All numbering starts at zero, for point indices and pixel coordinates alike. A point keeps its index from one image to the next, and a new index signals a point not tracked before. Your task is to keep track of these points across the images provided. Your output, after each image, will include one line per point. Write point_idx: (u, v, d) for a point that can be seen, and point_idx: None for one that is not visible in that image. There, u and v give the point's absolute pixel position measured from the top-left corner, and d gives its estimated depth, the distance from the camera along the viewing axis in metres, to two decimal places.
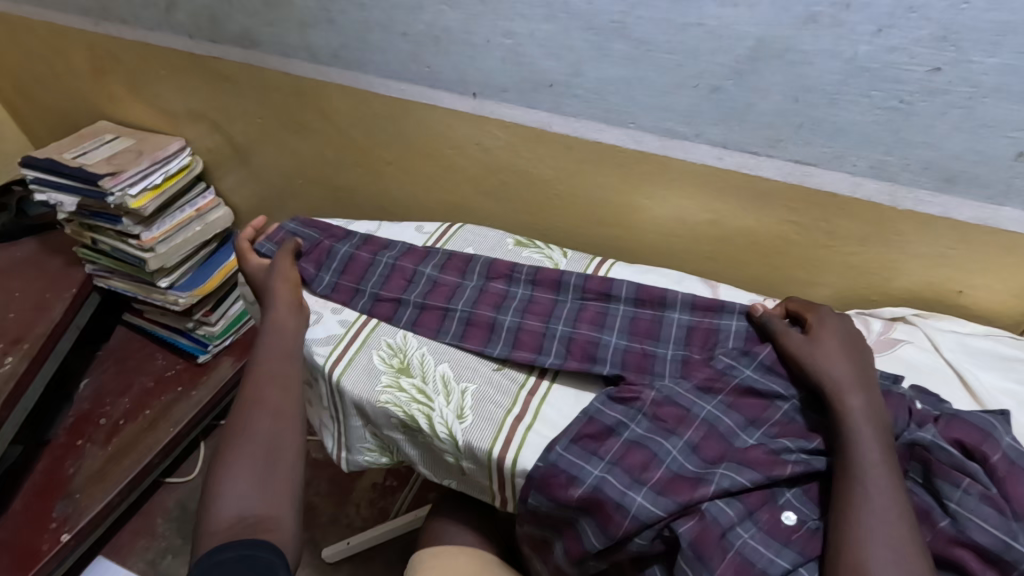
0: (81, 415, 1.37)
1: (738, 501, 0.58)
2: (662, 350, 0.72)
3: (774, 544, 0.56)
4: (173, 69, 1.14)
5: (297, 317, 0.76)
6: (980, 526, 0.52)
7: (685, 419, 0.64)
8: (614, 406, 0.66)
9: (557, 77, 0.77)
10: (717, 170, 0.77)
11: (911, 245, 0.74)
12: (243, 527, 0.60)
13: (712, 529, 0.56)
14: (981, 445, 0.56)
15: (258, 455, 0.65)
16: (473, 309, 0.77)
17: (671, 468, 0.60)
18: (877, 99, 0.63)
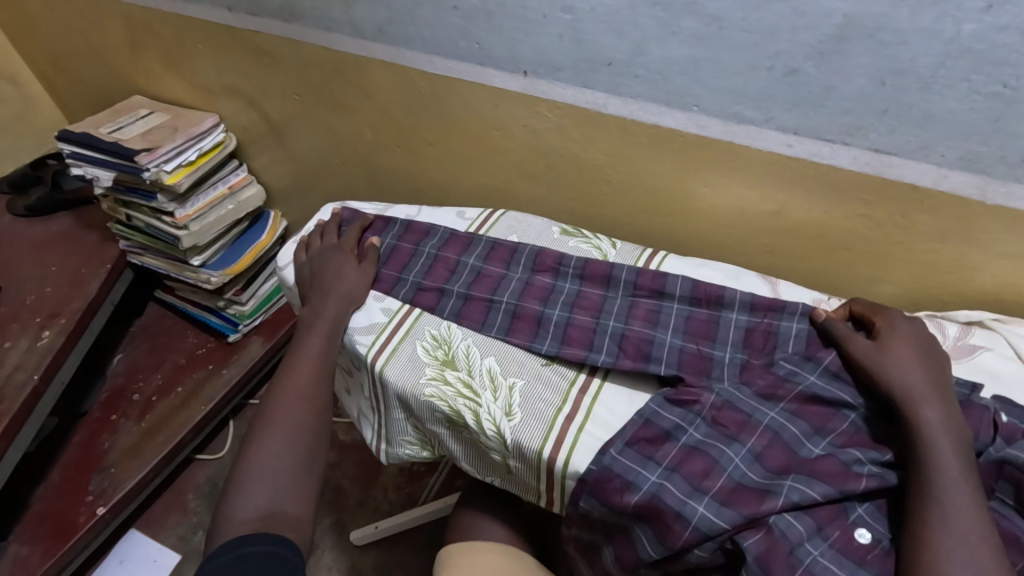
0: (116, 390, 1.38)
1: (808, 515, 0.53)
2: (719, 352, 0.66)
3: (848, 564, 0.51)
4: (211, 43, 1.11)
5: (341, 311, 0.74)
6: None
7: (747, 425, 0.59)
8: (671, 408, 0.62)
9: (616, 55, 0.73)
10: (785, 159, 0.72)
11: (997, 242, 0.68)
12: (268, 522, 0.60)
13: (781, 545, 0.51)
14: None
15: (288, 453, 0.65)
16: (518, 301, 0.73)
17: (732, 477, 0.55)
18: (976, 83, 0.58)
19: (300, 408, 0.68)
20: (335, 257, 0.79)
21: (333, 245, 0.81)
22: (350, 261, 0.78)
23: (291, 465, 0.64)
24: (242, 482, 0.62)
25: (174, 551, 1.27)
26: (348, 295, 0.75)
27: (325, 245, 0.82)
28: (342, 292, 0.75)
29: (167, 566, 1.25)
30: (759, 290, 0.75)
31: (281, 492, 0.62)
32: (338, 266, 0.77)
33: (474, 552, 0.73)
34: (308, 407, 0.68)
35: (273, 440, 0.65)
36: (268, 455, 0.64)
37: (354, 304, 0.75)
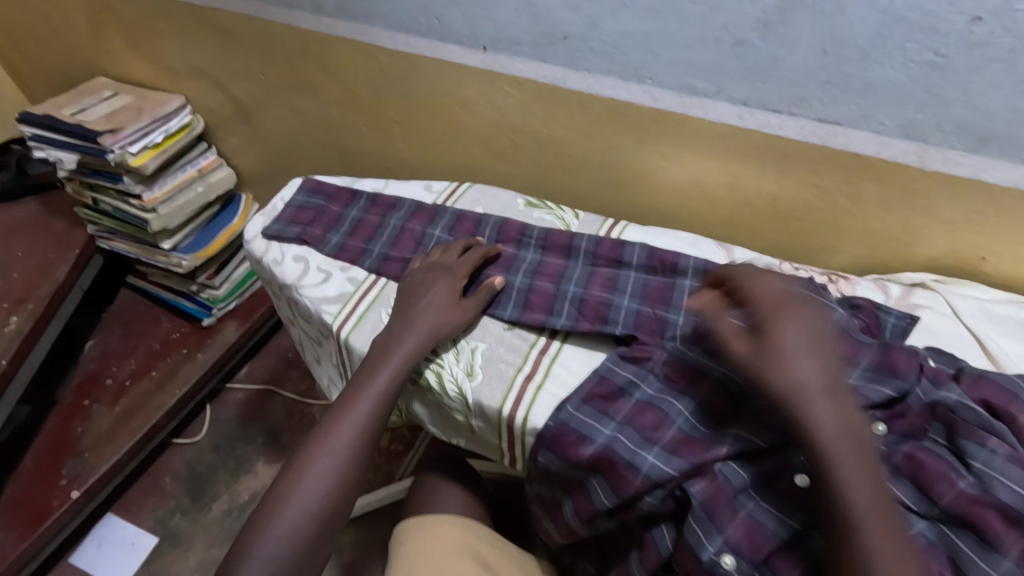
0: (88, 376, 1.37)
1: (750, 464, 0.55)
2: (674, 315, 0.68)
3: (786, 507, 0.53)
4: (172, 21, 1.10)
5: (418, 351, 0.67)
6: (1008, 486, 0.49)
7: (697, 379, 0.61)
8: (625, 366, 0.65)
9: (572, 29, 0.74)
10: (737, 130, 0.74)
11: (936, 209, 0.71)
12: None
13: (725, 490, 0.54)
14: (1009, 405, 0.53)
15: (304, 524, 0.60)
16: (482, 272, 0.75)
17: (682, 429, 0.58)
18: (911, 52, 0.60)
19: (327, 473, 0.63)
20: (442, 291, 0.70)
21: (432, 264, 0.74)
22: (451, 286, 0.71)
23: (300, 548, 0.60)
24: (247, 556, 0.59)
25: (152, 535, 1.27)
26: (432, 331, 0.68)
27: (426, 263, 0.74)
28: (427, 325, 0.68)
29: (145, 550, 1.25)
30: (715, 257, 0.77)
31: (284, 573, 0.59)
32: (433, 299, 0.70)
33: (429, 524, 0.76)
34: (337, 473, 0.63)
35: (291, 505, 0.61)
36: (280, 527, 0.60)
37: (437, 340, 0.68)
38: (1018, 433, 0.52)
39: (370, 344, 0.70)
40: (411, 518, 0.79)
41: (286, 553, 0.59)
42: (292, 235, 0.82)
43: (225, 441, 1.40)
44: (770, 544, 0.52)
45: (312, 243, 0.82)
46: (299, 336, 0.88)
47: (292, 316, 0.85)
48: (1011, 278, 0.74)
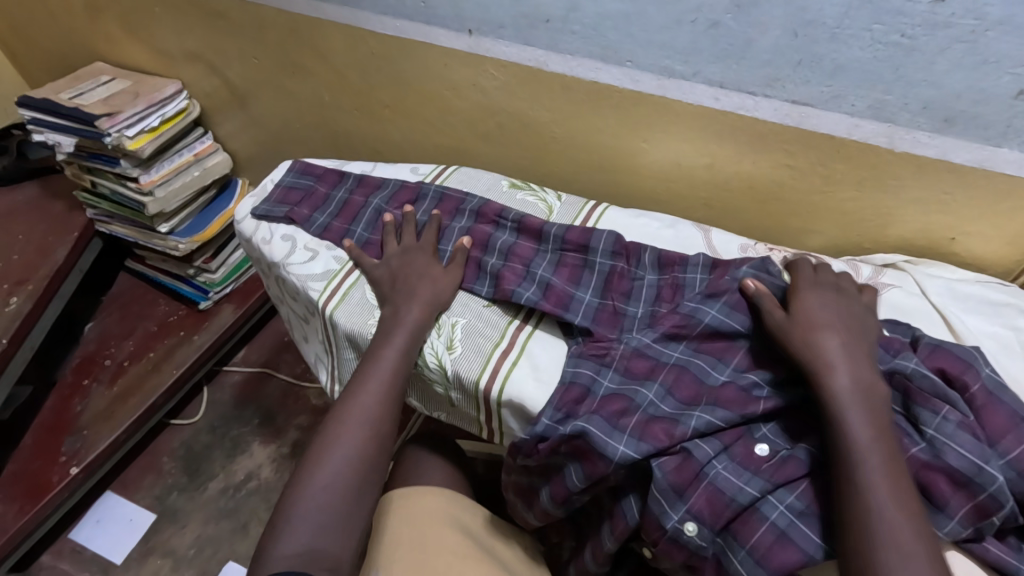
0: (87, 356, 1.40)
1: (714, 437, 0.58)
2: (633, 308, 0.70)
3: (744, 473, 0.55)
4: (168, 7, 1.12)
5: (423, 320, 0.70)
6: (957, 451, 0.50)
7: (654, 367, 0.64)
8: (586, 363, 0.66)
9: (553, 12, 0.76)
10: (714, 112, 0.76)
11: (906, 190, 0.73)
12: (306, 562, 0.58)
13: (691, 464, 0.56)
14: (963, 374, 0.55)
15: (344, 483, 0.63)
16: (446, 245, 0.79)
17: (647, 413, 0.60)
18: (877, 33, 0.61)
19: (358, 437, 0.65)
20: (423, 272, 0.74)
21: (405, 249, 0.76)
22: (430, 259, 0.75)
23: (338, 507, 0.62)
24: (288, 520, 0.61)
25: (149, 511, 1.30)
26: (433, 299, 0.71)
27: (400, 246, 0.77)
28: (429, 294, 0.72)
29: (143, 526, 1.28)
30: (692, 237, 0.79)
31: (322, 532, 0.60)
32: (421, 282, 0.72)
33: (415, 494, 0.78)
34: (368, 433, 0.66)
35: (330, 465, 0.63)
36: (319, 487, 0.62)
37: (437, 308, 0.72)
38: (970, 400, 0.54)
39: (353, 320, 0.73)
40: (398, 486, 0.82)
41: (326, 513, 0.61)
42: (280, 214, 0.84)
43: (222, 422, 1.43)
44: (730, 510, 0.54)
45: (298, 222, 0.84)
46: (287, 315, 0.91)
47: (281, 295, 0.87)
48: (983, 256, 0.76)
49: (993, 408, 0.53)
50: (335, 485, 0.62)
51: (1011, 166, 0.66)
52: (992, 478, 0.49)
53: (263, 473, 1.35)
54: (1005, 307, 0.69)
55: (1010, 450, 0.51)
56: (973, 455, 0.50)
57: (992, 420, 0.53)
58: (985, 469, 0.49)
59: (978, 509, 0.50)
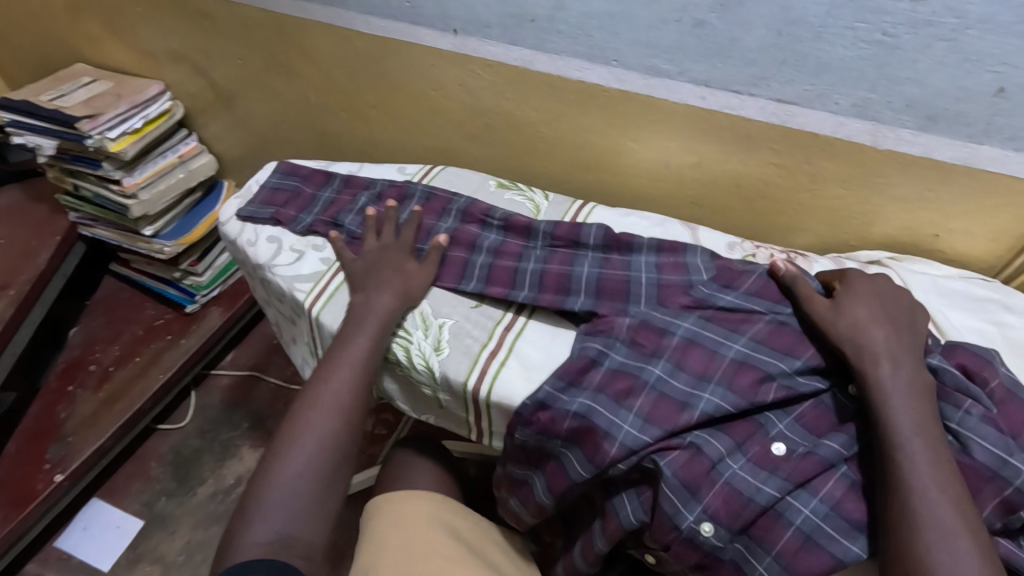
0: (72, 361, 1.38)
1: (726, 434, 0.58)
2: (637, 275, 0.71)
3: (761, 473, 0.55)
4: (149, 7, 1.10)
5: (395, 306, 0.70)
6: (982, 445, 0.51)
7: (663, 337, 0.64)
8: (594, 337, 0.66)
9: (538, 11, 0.75)
10: (701, 111, 0.76)
11: (891, 188, 0.73)
12: (277, 550, 0.58)
13: (701, 461, 0.55)
14: (982, 369, 0.55)
15: (315, 469, 0.62)
16: (424, 245, 0.79)
17: (656, 390, 0.60)
18: (861, 31, 0.61)
19: (329, 423, 0.65)
20: (404, 271, 0.73)
21: (383, 246, 0.76)
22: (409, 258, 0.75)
23: (312, 494, 0.61)
24: (258, 509, 0.60)
25: (137, 517, 1.29)
26: (405, 293, 0.72)
27: (382, 241, 0.77)
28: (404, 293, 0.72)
29: (130, 532, 1.27)
30: (680, 235, 0.79)
31: (295, 520, 0.60)
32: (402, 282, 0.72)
33: (404, 497, 0.78)
34: (339, 420, 0.65)
35: (301, 452, 0.63)
36: (295, 475, 0.61)
37: (409, 302, 0.72)
38: (991, 395, 0.54)
39: (337, 322, 0.73)
40: (389, 489, 0.81)
41: (299, 500, 0.61)
42: (266, 216, 0.84)
43: (211, 426, 1.41)
44: (749, 511, 0.53)
45: (284, 223, 0.83)
46: (275, 317, 0.89)
47: (268, 297, 0.86)
48: (967, 253, 0.76)
49: (1014, 402, 0.53)
50: (311, 475, 0.62)
51: (993, 163, 0.66)
52: (1017, 471, 0.49)
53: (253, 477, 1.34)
54: (989, 303, 0.69)
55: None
56: (997, 448, 0.51)
57: (1013, 415, 0.53)
58: (1010, 462, 0.50)
59: (1005, 503, 0.50)
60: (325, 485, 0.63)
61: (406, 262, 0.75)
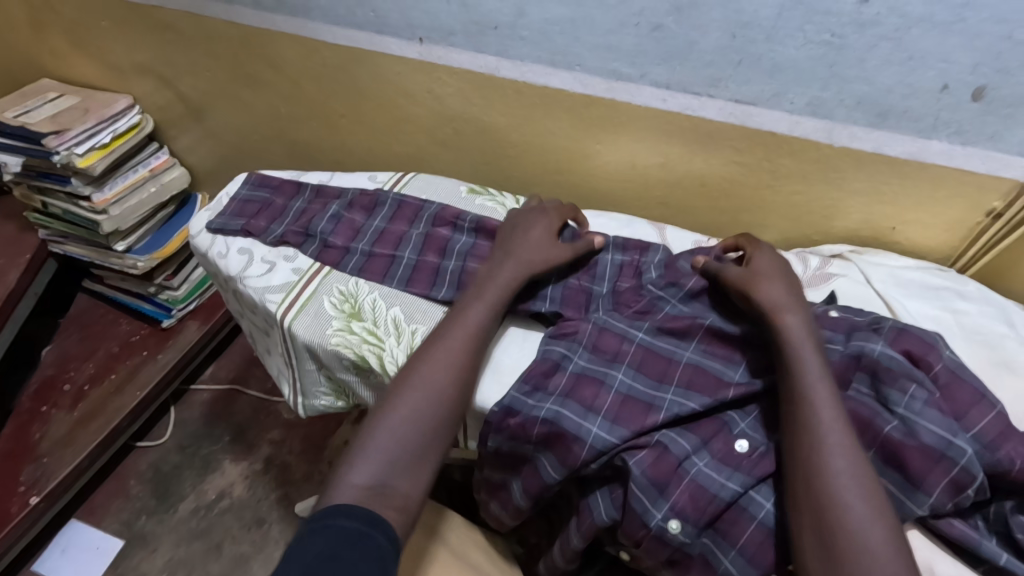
0: (46, 381, 1.35)
1: (692, 433, 0.59)
2: (598, 287, 0.72)
3: (726, 469, 0.57)
4: (115, 20, 1.09)
5: (515, 274, 0.69)
6: (928, 428, 0.53)
7: (623, 344, 0.65)
8: (559, 341, 0.67)
9: (501, 18, 0.76)
10: (663, 113, 0.77)
11: (848, 183, 0.75)
12: (374, 498, 0.56)
13: (668, 458, 0.57)
14: (927, 355, 0.57)
15: (427, 420, 0.61)
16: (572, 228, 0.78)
17: (620, 391, 0.62)
18: (810, 33, 0.63)
19: (442, 376, 0.63)
20: (535, 237, 0.72)
21: (539, 207, 0.77)
22: (548, 227, 0.74)
23: (418, 445, 0.60)
24: (362, 449, 0.59)
25: (117, 537, 1.27)
26: (529, 262, 0.70)
27: (533, 206, 0.78)
28: (526, 258, 0.70)
29: (111, 553, 1.25)
30: (648, 235, 0.81)
31: (393, 469, 0.58)
32: (524, 245, 0.72)
33: None
34: (455, 375, 0.63)
35: (408, 405, 0.61)
36: (403, 421, 0.60)
37: (532, 273, 0.70)
38: (934, 378, 0.56)
39: (308, 331, 0.72)
40: None
41: (400, 450, 0.59)
42: (235, 228, 0.83)
43: (191, 441, 1.40)
44: (714, 506, 0.55)
45: (255, 234, 0.82)
46: (248, 329, 0.89)
47: (241, 310, 0.86)
48: (923, 245, 0.79)
49: (957, 384, 0.56)
50: (421, 426, 0.60)
51: (941, 157, 0.69)
52: (962, 450, 0.51)
53: (235, 492, 1.33)
54: (945, 293, 0.72)
55: (974, 424, 0.54)
56: (942, 430, 0.53)
57: (957, 396, 0.55)
58: (954, 442, 0.52)
59: (954, 483, 0.52)
60: (432, 437, 0.61)
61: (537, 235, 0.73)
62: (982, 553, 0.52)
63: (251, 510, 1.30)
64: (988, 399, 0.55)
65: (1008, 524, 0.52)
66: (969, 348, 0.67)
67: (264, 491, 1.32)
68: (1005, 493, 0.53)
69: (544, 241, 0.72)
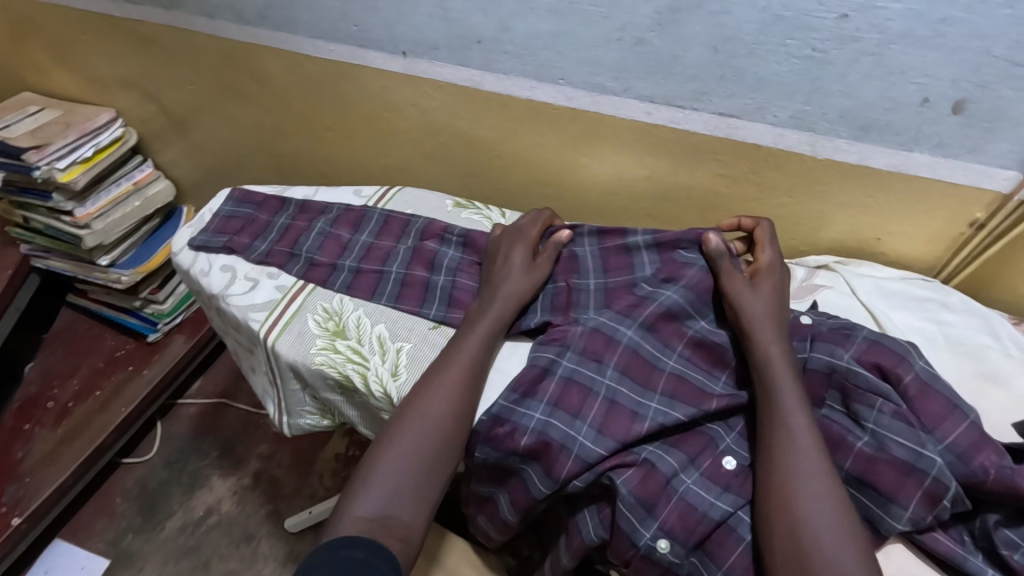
0: (29, 399, 1.33)
1: (680, 451, 0.59)
2: (585, 282, 0.71)
3: (714, 488, 0.57)
4: (97, 34, 1.08)
5: (505, 309, 0.69)
6: (897, 442, 0.53)
7: (610, 346, 0.64)
8: (547, 347, 0.66)
9: (484, 33, 0.76)
10: (648, 126, 0.77)
11: (834, 194, 0.75)
12: (377, 529, 0.55)
13: (656, 477, 0.56)
14: (896, 367, 0.57)
15: (428, 450, 0.60)
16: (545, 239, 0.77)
17: (607, 398, 0.61)
18: (792, 48, 0.64)
19: (443, 405, 0.61)
20: (516, 260, 0.71)
21: (514, 228, 0.76)
22: (528, 246, 0.73)
23: (419, 474, 0.58)
24: (365, 479, 0.58)
25: (103, 556, 1.24)
26: (516, 295, 0.69)
27: (508, 228, 0.77)
28: (512, 290, 0.70)
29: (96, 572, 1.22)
30: None
31: (396, 498, 0.57)
32: (511, 275, 0.70)
33: None
34: (454, 406, 0.62)
35: (408, 437, 0.60)
36: (400, 454, 0.59)
37: (521, 303, 0.70)
38: (904, 391, 0.56)
39: (291, 351, 0.71)
40: None
41: (402, 480, 0.58)
42: (218, 245, 0.82)
43: (179, 457, 1.38)
44: (703, 526, 0.54)
45: (239, 251, 0.81)
46: (233, 346, 0.87)
47: (225, 328, 0.85)
48: (908, 254, 0.79)
49: (927, 395, 0.56)
50: (423, 455, 0.59)
51: (923, 169, 0.69)
52: (932, 462, 0.51)
53: (223, 508, 1.31)
54: (929, 304, 0.72)
55: (947, 435, 0.54)
56: (910, 443, 0.53)
57: (927, 407, 0.55)
58: (923, 454, 0.52)
59: (928, 495, 0.51)
60: (433, 468, 0.59)
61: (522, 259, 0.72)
62: (966, 568, 0.52)
63: (240, 526, 1.28)
64: (961, 409, 0.55)
65: (992, 539, 0.52)
66: (954, 358, 0.67)
67: (253, 507, 1.30)
68: (988, 507, 0.53)
69: (530, 265, 0.72)
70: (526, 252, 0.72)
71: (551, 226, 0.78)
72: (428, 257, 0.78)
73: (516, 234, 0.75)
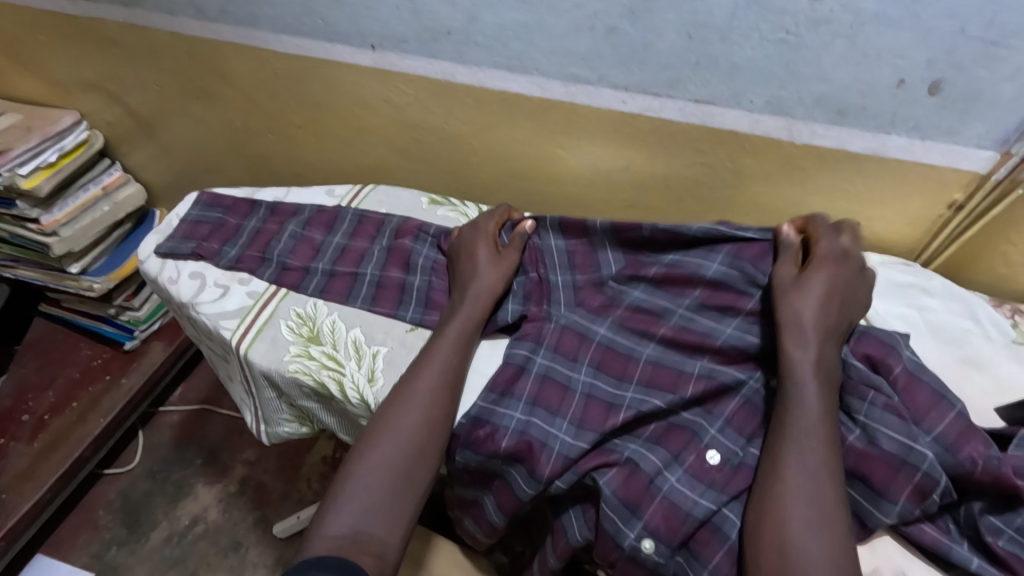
0: (3, 413, 1.28)
1: (662, 448, 0.58)
2: (554, 277, 0.70)
3: (699, 485, 0.56)
4: (55, 35, 1.04)
5: (478, 308, 0.67)
6: (888, 435, 0.52)
7: (583, 343, 0.65)
8: (521, 344, 0.65)
9: (453, 24, 0.74)
10: (623, 115, 0.76)
11: (813, 180, 0.74)
12: (348, 547, 0.53)
13: (639, 477, 0.56)
14: (887, 358, 0.57)
15: (402, 462, 0.58)
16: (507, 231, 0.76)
17: (582, 392, 0.62)
18: (766, 32, 0.62)
19: (414, 416, 0.60)
20: (482, 256, 0.70)
21: (471, 225, 0.74)
22: (491, 242, 0.72)
23: (393, 488, 0.57)
24: (337, 496, 0.57)
25: (86, 570, 1.22)
26: (489, 290, 0.68)
27: (465, 226, 0.75)
28: (482, 286, 0.68)
29: None
30: None
31: (368, 514, 0.55)
32: (483, 271, 0.69)
33: None
34: (422, 415, 0.60)
35: (380, 449, 0.58)
36: (370, 466, 0.58)
37: (494, 298, 0.68)
38: (893, 382, 0.56)
39: (263, 360, 0.69)
40: None
41: (374, 495, 0.56)
42: (186, 251, 0.80)
43: (162, 466, 1.35)
44: (687, 525, 0.53)
45: (209, 257, 0.79)
46: (207, 354, 0.85)
47: (198, 337, 0.82)
48: (888, 238, 0.79)
49: (915, 386, 0.55)
50: (396, 467, 0.58)
51: (900, 152, 0.68)
52: (923, 455, 0.51)
53: (210, 517, 1.28)
54: (910, 288, 0.72)
55: (935, 426, 0.54)
56: (901, 436, 0.52)
57: (916, 399, 0.55)
58: (914, 448, 0.51)
59: (918, 489, 0.51)
60: (407, 479, 0.58)
61: (490, 255, 0.70)
62: (952, 559, 0.51)
63: (227, 534, 1.26)
64: (948, 400, 0.55)
65: (977, 526, 0.52)
66: (935, 343, 0.67)
67: (240, 513, 1.28)
68: (973, 494, 0.53)
69: (499, 260, 0.70)
70: (491, 246, 0.71)
71: (510, 219, 0.77)
72: (400, 254, 0.76)
73: (480, 229, 0.73)
